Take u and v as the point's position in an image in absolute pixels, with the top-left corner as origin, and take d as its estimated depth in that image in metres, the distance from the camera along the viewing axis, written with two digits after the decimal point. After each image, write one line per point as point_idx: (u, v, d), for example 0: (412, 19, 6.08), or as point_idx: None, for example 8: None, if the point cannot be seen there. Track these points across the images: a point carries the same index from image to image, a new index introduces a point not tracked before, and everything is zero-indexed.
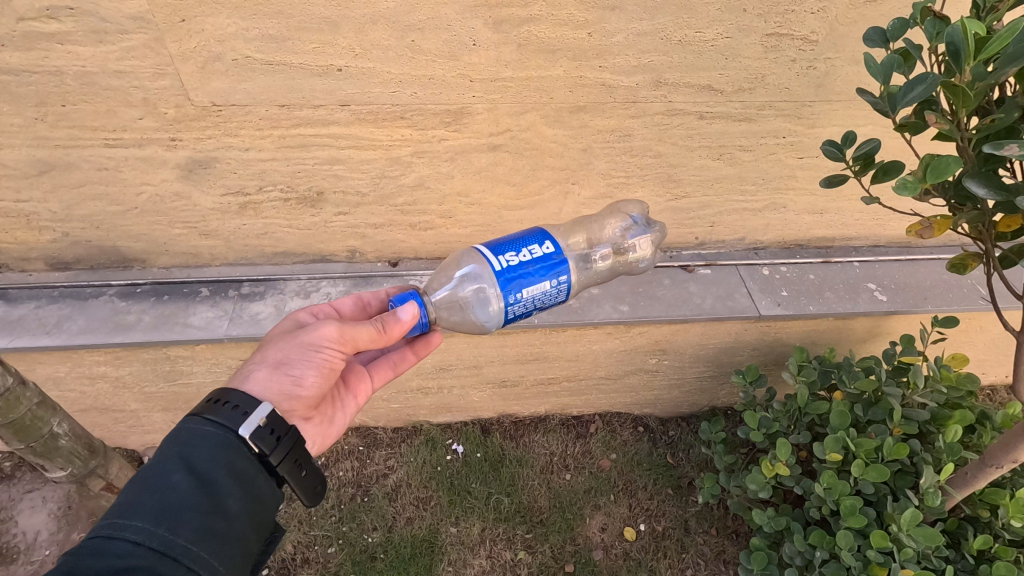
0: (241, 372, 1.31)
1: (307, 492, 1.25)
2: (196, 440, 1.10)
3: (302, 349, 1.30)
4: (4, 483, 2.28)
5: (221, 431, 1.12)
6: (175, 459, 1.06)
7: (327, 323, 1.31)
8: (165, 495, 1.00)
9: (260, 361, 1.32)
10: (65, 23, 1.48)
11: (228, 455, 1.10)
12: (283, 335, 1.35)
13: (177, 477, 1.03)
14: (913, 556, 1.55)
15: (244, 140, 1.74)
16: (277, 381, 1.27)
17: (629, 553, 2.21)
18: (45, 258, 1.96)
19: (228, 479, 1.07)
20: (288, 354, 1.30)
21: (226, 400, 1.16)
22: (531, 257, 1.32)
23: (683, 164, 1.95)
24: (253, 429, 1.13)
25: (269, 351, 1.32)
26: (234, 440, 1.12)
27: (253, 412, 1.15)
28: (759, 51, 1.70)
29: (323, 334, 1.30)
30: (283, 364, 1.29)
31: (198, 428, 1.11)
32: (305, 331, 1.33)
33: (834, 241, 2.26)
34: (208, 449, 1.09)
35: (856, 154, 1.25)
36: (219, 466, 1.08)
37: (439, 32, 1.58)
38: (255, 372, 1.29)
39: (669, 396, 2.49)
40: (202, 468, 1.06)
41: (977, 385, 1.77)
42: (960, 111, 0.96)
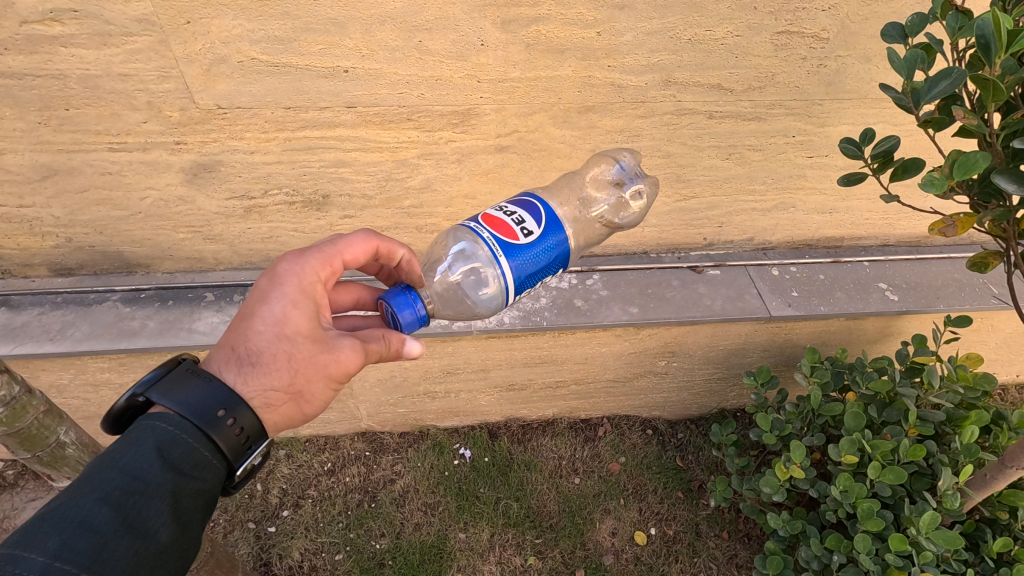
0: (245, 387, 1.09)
1: None
2: (187, 469, 0.98)
3: (325, 380, 1.16)
4: (6, 492, 2.26)
5: (214, 463, 1.02)
6: (165, 494, 0.93)
7: (358, 355, 1.17)
8: (145, 546, 0.88)
9: (274, 381, 1.11)
10: (68, 26, 1.46)
11: (208, 496, 1.00)
12: (304, 350, 1.13)
13: (162, 521, 0.91)
14: (934, 560, 1.53)
15: (249, 143, 1.72)
16: (289, 412, 1.16)
17: (640, 558, 2.18)
18: (48, 264, 1.94)
19: (200, 525, 0.99)
20: (312, 385, 1.15)
21: (234, 424, 1.04)
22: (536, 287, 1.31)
23: (692, 164, 1.93)
24: (243, 469, 1.08)
25: (288, 373, 1.12)
26: (218, 476, 1.03)
27: (258, 446, 1.09)
28: (769, 50, 1.69)
29: (351, 367, 1.17)
30: (303, 394, 1.14)
31: (195, 452, 0.99)
32: (331, 355, 1.15)
33: (844, 241, 2.24)
34: (196, 486, 0.98)
35: (875, 151, 1.24)
36: (198, 510, 0.98)
37: (447, 32, 1.56)
38: (272, 400, 1.11)
39: (677, 398, 2.47)
40: (185, 510, 0.95)
41: (994, 385, 1.74)
42: (990, 105, 0.94)
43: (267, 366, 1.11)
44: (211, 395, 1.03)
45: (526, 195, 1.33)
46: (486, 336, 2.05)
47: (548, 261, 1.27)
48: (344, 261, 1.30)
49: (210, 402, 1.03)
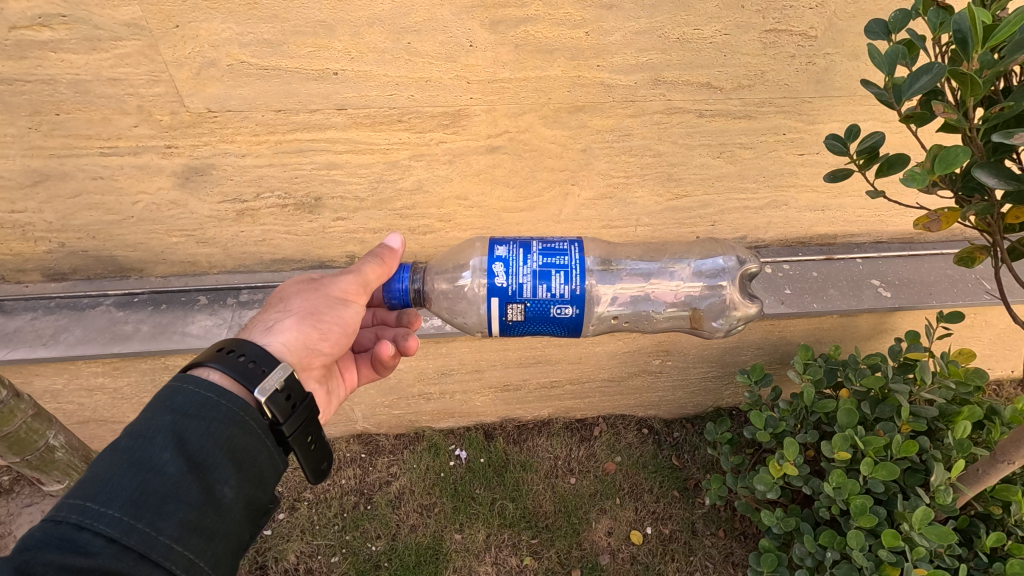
0: (257, 325, 1.30)
1: (312, 469, 1.30)
2: (194, 409, 1.04)
3: (328, 300, 1.34)
4: (2, 497, 2.26)
5: (224, 401, 1.06)
6: (167, 433, 1.00)
7: (349, 271, 1.37)
8: (151, 478, 0.95)
9: (283, 311, 1.32)
10: (58, 31, 1.46)
11: (228, 432, 1.04)
12: (296, 287, 1.38)
13: (167, 456, 0.98)
14: (926, 555, 1.53)
15: (241, 146, 1.73)
16: (305, 332, 1.29)
17: (636, 557, 2.18)
18: (41, 270, 1.94)
19: (226, 460, 1.03)
20: (313, 302, 1.33)
21: (240, 352, 1.16)
22: None
23: (683, 163, 1.93)
24: (269, 393, 1.12)
25: (288, 303, 1.34)
26: (239, 413, 1.06)
27: (271, 374, 1.15)
28: (758, 48, 1.69)
29: (345, 282, 1.35)
30: (311, 313, 1.31)
31: (199, 395, 1.05)
32: (320, 279, 1.38)
33: (837, 238, 2.24)
34: (205, 423, 1.03)
35: (861, 147, 1.24)
36: (216, 446, 1.02)
37: (435, 33, 1.56)
38: (276, 324, 1.29)
39: (673, 396, 2.47)
40: (197, 447, 1.01)
41: (985, 380, 1.78)
42: (968, 101, 0.95)
43: (272, 308, 1.35)
44: (218, 346, 1.17)
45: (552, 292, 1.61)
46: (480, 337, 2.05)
47: None
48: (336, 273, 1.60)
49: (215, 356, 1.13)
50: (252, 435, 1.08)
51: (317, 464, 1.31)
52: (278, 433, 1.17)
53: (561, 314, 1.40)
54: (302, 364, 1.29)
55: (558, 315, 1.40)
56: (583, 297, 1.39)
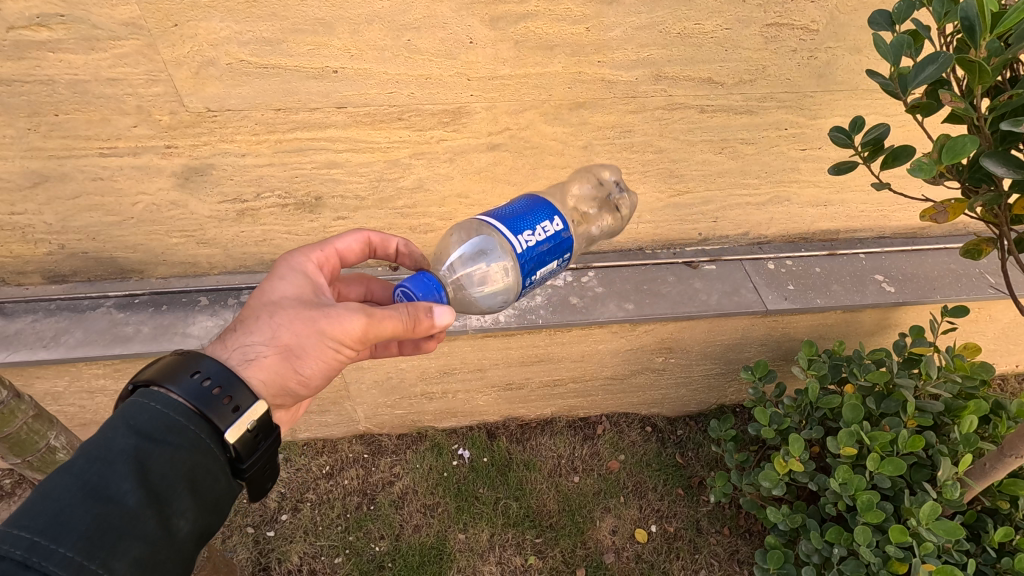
0: (236, 347, 1.18)
1: (255, 490, 1.22)
2: (158, 435, 0.99)
3: (318, 340, 1.20)
4: (4, 501, 2.26)
5: (190, 428, 1.03)
6: (128, 460, 0.95)
7: (350, 311, 1.20)
8: (109, 510, 0.90)
9: (265, 340, 1.19)
10: (56, 31, 1.45)
11: (191, 461, 1.01)
12: (291, 306, 1.22)
13: (126, 486, 0.93)
14: (934, 551, 1.52)
15: (240, 146, 1.72)
16: (284, 372, 1.20)
17: (641, 555, 2.17)
18: (41, 272, 1.93)
19: (185, 491, 0.99)
20: (304, 344, 1.20)
21: (215, 383, 1.07)
22: (546, 235, 1.25)
23: (684, 159, 1.92)
24: (240, 433, 1.08)
25: (272, 329, 1.19)
26: (203, 441, 1.03)
27: (247, 409, 1.10)
28: (759, 43, 1.68)
29: (343, 322, 1.19)
30: (294, 352, 1.19)
31: (166, 420, 1.01)
32: (318, 310, 1.22)
33: (840, 233, 2.23)
34: (170, 451, 0.99)
35: (866, 139, 1.23)
36: (178, 475, 0.99)
37: (435, 30, 1.56)
38: (260, 359, 1.17)
39: (676, 394, 2.46)
40: (159, 476, 0.97)
41: (991, 374, 1.75)
42: (976, 89, 0.94)
43: (251, 326, 1.20)
44: (185, 361, 1.09)
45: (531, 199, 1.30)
46: (482, 335, 2.05)
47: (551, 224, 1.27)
48: (340, 252, 1.44)
49: (185, 378, 1.06)
50: (214, 463, 1.05)
51: (262, 485, 1.24)
52: (235, 468, 1.12)
53: None
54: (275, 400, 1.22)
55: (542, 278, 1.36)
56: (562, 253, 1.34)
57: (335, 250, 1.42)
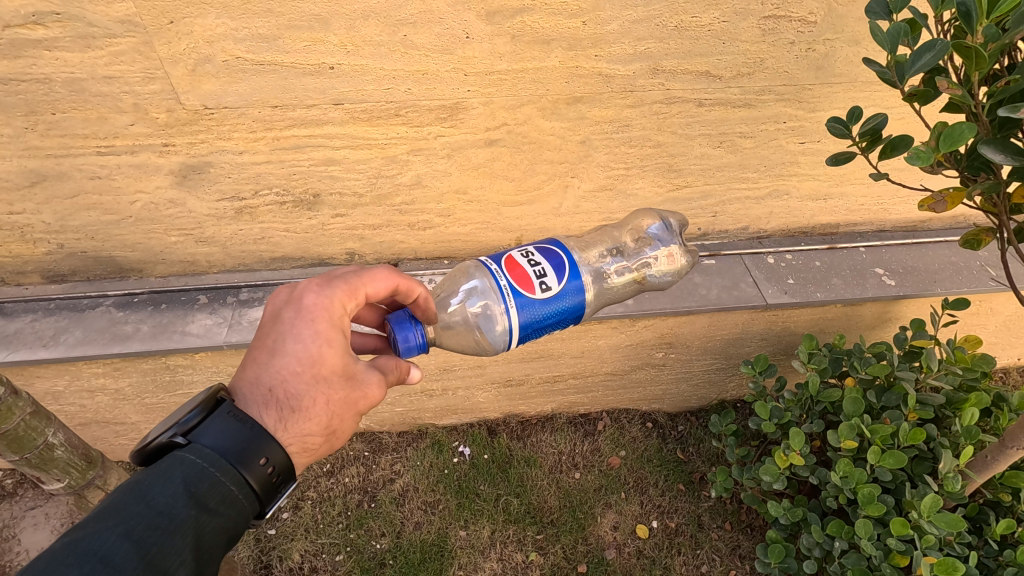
0: (290, 434, 1.12)
1: None
2: (214, 505, 0.98)
3: (356, 415, 1.22)
4: (5, 501, 2.26)
5: (242, 500, 1.02)
6: (186, 531, 0.92)
7: (381, 384, 1.24)
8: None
9: (315, 424, 1.15)
10: (52, 29, 1.45)
11: (232, 532, 1.00)
12: (339, 390, 1.17)
13: (183, 560, 0.90)
14: (935, 544, 1.52)
15: (238, 143, 1.72)
16: (321, 448, 1.20)
17: (642, 551, 2.17)
18: (40, 272, 1.93)
19: (221, 563, 0.98)
20: (346, 426, 1.20)
21: (271, 462, 1.05)
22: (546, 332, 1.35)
23: (683, 154, 1.92)
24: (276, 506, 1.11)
25: (323, 414, 1.15)
26: (246, 514, 1.03)
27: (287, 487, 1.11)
28: (757, 35, 1.68)
29: (379, 395, 1.24)
30: (336, 432, 1.20)
31: (224, 489, 1.00)
32: (361, 391, 1.20)
33: (840, 227, 2.23)
34: (220, 522, 0.98)
35: (863, 130, 1.23)
36: (219, 546, 0.97)
37: (431, 25, 1.55)
38: (310, 442, 1.16)
39: (676, 389, 2.46)
40: (207, 548, 0.95)
41: (992, 366, 1.75)
42: (974, 75, 0.95)
43: (303, 410, 1.13)
44: (253, 437, 1.05)
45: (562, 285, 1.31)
46: None
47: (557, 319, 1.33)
48: (367, 295, 1.28)
49: (250, 447, 1.04)
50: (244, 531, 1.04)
51: None
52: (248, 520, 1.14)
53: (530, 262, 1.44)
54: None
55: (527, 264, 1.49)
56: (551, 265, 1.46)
57: (365, 295, 1.27)
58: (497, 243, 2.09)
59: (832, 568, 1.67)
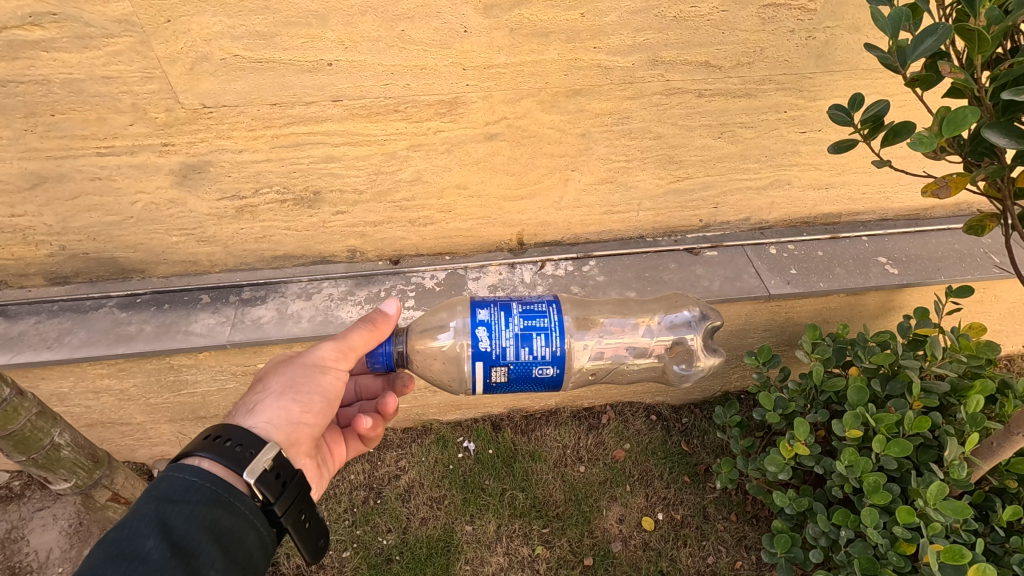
0: (240, 408, 1.29)
1: (309, 547, 1.28)
2: (179, 494, 1.03)
3: (306, 369, 1.32)
4: (13, 503, 2.27)
5: (208, 481, 1.06)
6: (151, 521, 0.98)
7: (326, 340, 1.35)
8: (135, 567, 0.91)
9: (263, 391, 1.31)
10: (49, 30, 1.45)
11: (212, 514, 1.03)
12: (277, 366, 1.37)
13: (151, 543, 0.95)
14: (942, 531, 1.51)
15: (238, 142, 1.71)
16: (286, 406, 1.28)
17: (649, 543, 2.17)
18: (44, 273, 1.94)
19: (210, 542, 1.00)
20: (293, 375, 1.31)
21: (220, 434, 1.16)
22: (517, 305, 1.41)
23: (684, 145, 1.91)
24: (257, 474, 1.11)
25: (269, 382, 1.32)
26: (223, 493, 1.06)
27: (260, 453, 1.14)
28: (757, 24, 1.67)
29: (324, 348, 1.33)
30: (290, 387, 1.30)
31: (182, 481, 1.05)
32: (303, 355, 1.35)
33: (842, 216, 2.22)
34: (190, 506, 1.02)
35: (866, 116, 1.22)
36: (200, 528, 1.00)
37: (429, 20, 1.55)
38: (258, 404, 1.28)
39: (680, 381, 2.46)
40: (182, 531, 0.98)
41: (997, 352, 1.76)
42: (976, 58, 0.95)
43: (250, 392, 1.33)
44: (206, 432, 1.17)
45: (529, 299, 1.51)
46: None
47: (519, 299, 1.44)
48: None
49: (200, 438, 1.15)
50: (237, 514, 1.06)
51: (313, 542, 1.29)
52: (270, 514, 1.15)
53: (543, 374, 1.39)
54: (291, 441, 1.27)
55: (539, 376, 1.40)
56: (563, 359, 1.38)
57: None
58: (498, 238, 2.09)
59: (838, 557, 1.67)
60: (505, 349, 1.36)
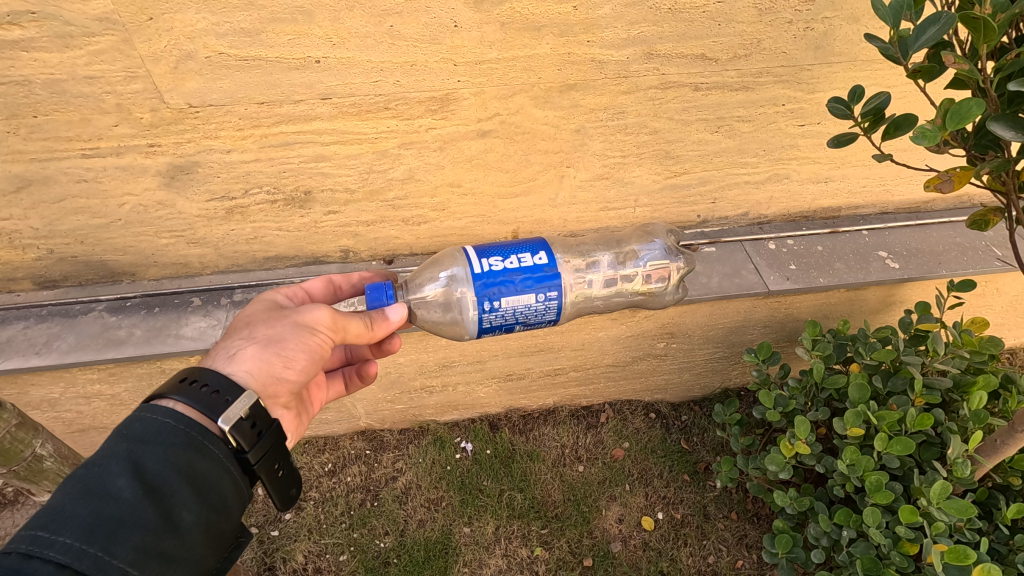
0: (220, 350, 1.25)
1: (280, 497, 1.28)
2: (150, 436, 1.02)
3: (296, 327, 1.28)
4: (7, 509, 2.25)
5: (182, 425, 1.05)
6: (123, 460, 0.98)
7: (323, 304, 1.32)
8: (105, 506, 0.92)
9: (246, 338, 1.26)
10: (28, 29, 1.41)
11: (186, 457, 1.02)
12: (264, 315, 1.33)
13: (122, 482, 0.95)
14: (946, 530, 1.48)
15: (225, 142, 1.68)
16: (268, 359, 1.23)
17: (649, 543, 2.15)
18: (32, 278, 1.90)
19: (183, 485, 1.00)
20: (281, 331, 1.27)
21: (197, 378, 1.12)
22: (516, 321, 1.42)
23: (681, 139, 1.88)
24: (232, 422, 1.09)
25: (253, 329, 1.28)
26: (198, 437, 1.05)
27: (236, 401, 1.11)
28: (753, 15, 1.63)
29: (319, 312, 1.30)
30: (275, 342, 1.25)
31: (156, 422, 1.04)
32: (297, 312, 1.31)
33: (842, 211, 2.18)
34: (162, 448, 1.01)
35: (866, 109, 1.19)
36: (174, 470, 1.00)
37: (418, 15, 1.51)
38: (239, 352, 1.23)
39: (679, 379, 2.44)
40: (153, 473, 0.98)
41: (1000, 348, 1.72)
42: (981, 48, 0.92)
43: (232, 336, 1.28)
44: (182, 374, 1.14)
45: (543, 284, 1.39)
46: None
47: (523, 314, 1.40)
48: (306, 292, 1.56)
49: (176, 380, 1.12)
50: (211, 461, 1.05)
51: (286, 491, 1.29)
52: (243, 463, 1.14)
53: None
54: (267, 393, 1.23)
55: None
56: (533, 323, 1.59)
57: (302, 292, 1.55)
58: (494, 236, 2.06)
59: (840, 558, 1.65)
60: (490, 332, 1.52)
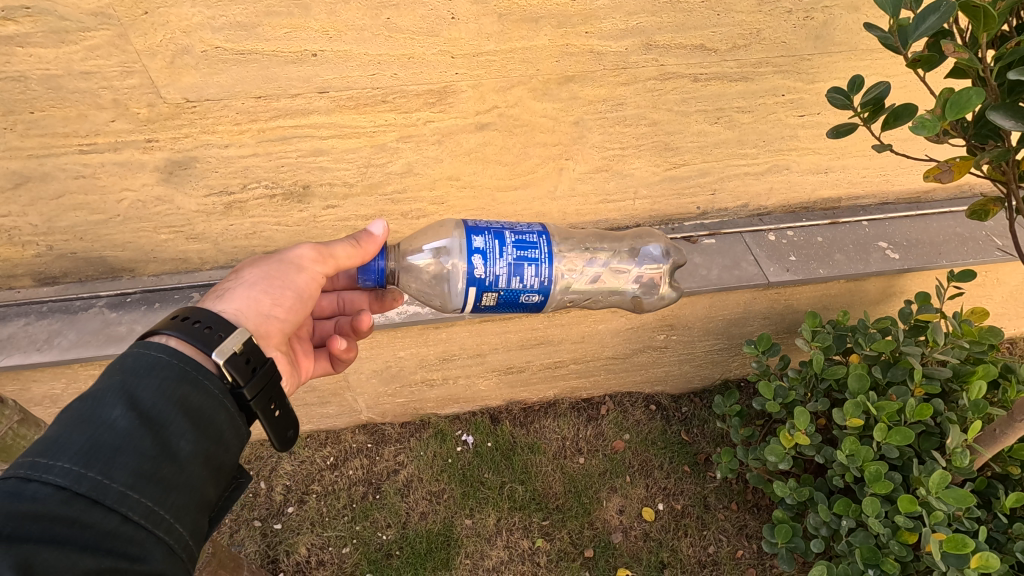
0: (211, 296, 1.30)
1: (278, 437, 1.27)
2: (144, 369, 1.01)
3: (282, 265, 1.34)
4: None
5: (176, 359, 1.04)
6: (117, 391, 0.97)
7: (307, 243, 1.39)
8: (101, 434, 0.91)
9: (235, 282, 1.32)
10: (23, 25, 1.40)
11: (181, 389, 1.01)
12: (251, 262, 1.39)
13: (117, 411, 0.94)
14: (945, 519, 1.49)
15: (223, 137, 1.68)
16: (256, 297, 1.28)
17: (650, 534, 2.17)
18: (31, 274, 1.90)
19: (179, 415, 0.99)
20: (269, 269, 1.33)
21: (187, 316, 1.13)
22: (508, 231, 1.41)
23: (680, 131, 1.87)
24: (227, 355, 1.10)
25: (241, 274, 1.34)
26: (192, 370, 1.04)
27: (230, 335, 1.13)
28: (752, 6, 1.62)
29: (303, 249, 1.36)
30: (263, 280, 1.31)
31: (149, 356, 1.02)
32: (283, 254, 1.37)
33: (842, 201, 2.17)
34: (157, 379, 1.00)
35: (866, 98, 1.18)
36: (169, 401, 0.99)
37: (415, 7, 1.50)
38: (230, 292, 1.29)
39: (679, 370, 2.44)
40: (149, 404, 0.98)
41: (1000, 338, 1.73)
42: (981, 37, 0.92)
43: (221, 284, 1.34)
44: (173, 313, 1.14)
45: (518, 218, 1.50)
46: (480, 319, 2.03)
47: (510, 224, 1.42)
48: None
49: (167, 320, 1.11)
50: (206, 394, 1.04)
51: (284, 431, 1.28)
52: (239, 399, 1.13)
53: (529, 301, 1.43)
54: (259, 329, 1.27)
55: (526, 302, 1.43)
56: (550, 290, 1.41)
57: None
58: None
59: (840, 547, 1.66)
60: (495, 273, 1.37)
